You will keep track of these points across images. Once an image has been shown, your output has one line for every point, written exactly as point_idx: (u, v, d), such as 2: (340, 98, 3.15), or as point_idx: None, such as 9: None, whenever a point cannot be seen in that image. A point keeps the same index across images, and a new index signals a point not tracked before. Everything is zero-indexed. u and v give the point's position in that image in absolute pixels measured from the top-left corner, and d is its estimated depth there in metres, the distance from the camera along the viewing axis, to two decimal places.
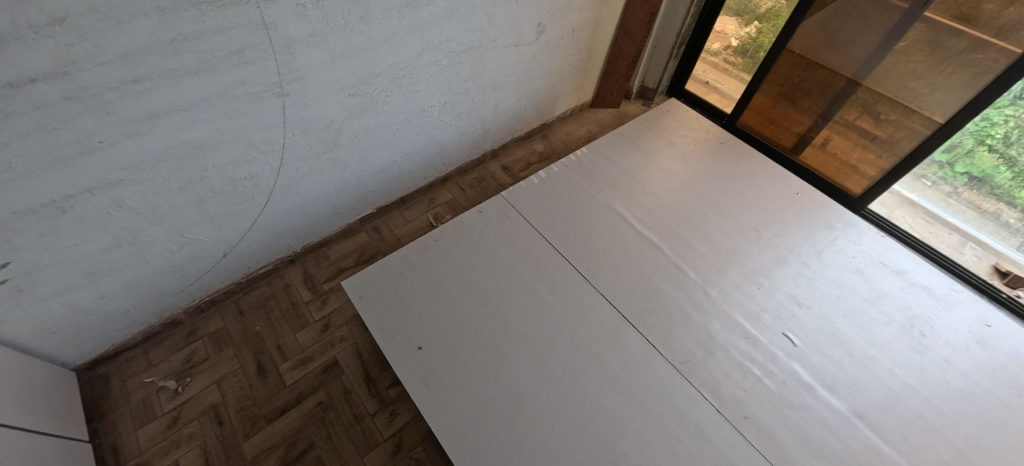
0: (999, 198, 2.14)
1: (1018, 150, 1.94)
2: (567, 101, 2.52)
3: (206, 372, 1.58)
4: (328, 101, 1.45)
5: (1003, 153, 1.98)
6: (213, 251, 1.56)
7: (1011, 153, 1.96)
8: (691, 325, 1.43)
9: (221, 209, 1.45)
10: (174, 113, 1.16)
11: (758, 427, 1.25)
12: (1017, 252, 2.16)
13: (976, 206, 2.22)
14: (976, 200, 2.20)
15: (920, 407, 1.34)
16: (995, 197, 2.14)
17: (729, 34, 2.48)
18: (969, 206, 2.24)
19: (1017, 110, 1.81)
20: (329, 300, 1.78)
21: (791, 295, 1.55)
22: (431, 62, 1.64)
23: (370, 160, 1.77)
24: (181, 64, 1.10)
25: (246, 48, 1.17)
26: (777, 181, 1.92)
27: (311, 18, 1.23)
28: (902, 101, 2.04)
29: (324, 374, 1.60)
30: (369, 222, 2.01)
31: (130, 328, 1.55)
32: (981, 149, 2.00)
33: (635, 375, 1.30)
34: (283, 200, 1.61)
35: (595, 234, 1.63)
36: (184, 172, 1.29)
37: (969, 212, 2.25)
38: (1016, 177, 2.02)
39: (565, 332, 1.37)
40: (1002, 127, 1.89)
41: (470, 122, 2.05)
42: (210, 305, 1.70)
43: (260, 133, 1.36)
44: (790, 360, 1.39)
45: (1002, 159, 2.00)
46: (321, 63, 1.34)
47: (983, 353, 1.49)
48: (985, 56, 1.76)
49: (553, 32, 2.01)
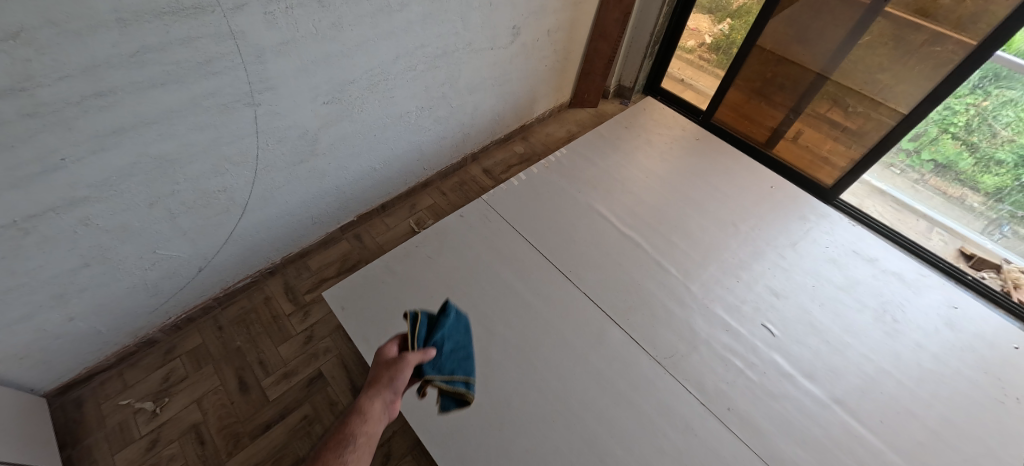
0: (964, 183, 2.23)
1: (979, 137, 2.05)
2: (546, 102, 2.53)
3: (185, 392, 1.54)
4: (303, 109, 1.43)
5: (965, 140, 2.09)
6: (188, 266, 1.52)
7: (972, 140, 2.08)
8: (674, 320, 1.45)
9: (195, 223, 1.42)
10: (141, 126, 1.13)
11: (741, 418, 1.27)
12: (980, 235, 2.27)
13: (942, 192, 2.31)
14: (942, 186, 2.29)
15: (894, 390, 1.38)
16: (960, 182, 2.23)
17: (703, 32, 2.52)
18: (935, 192, 2.33)
19: (976, 98, 1.92)
20: (312, 312, 1.75)
21: (768, 286, 1.58)
22: (407, 67, 1.63)
23: (349, 168, 1.75)
24: (146, 77, 1.07)
25: (215, 58, 1.14)
26: (752, 176, 1.96)
27: (280, 27, 1.21)
28: (868, 94, 2.10)
29: (308, 387, 1.58)
30: (350, 230, 1.99)
31: (102, 350, 1.50)
32: (946, 137, 2.10)
33: (621, 374, 1.32)
34: (259, 212, 1.58)
35: (577, 234, 1.64)
36: (153, 186, 1.25)
37: (936, 198, 2.34)
38: (978, 163, 2.13)
39: (551, 333, 1.37)
40: (963, 115, 2.00)
41: (449, 126, 2.04)
42: (187, 322, 1.66)
43: (233, 144, 1.33)
44: (770, 350, 1.42)
45: (964, 145, 2.11)
46: (294, 72, 1.32)
47: (951, 334, 1.55)
48: (944, 48, 1.83)
49: (529, 34, 2.02)
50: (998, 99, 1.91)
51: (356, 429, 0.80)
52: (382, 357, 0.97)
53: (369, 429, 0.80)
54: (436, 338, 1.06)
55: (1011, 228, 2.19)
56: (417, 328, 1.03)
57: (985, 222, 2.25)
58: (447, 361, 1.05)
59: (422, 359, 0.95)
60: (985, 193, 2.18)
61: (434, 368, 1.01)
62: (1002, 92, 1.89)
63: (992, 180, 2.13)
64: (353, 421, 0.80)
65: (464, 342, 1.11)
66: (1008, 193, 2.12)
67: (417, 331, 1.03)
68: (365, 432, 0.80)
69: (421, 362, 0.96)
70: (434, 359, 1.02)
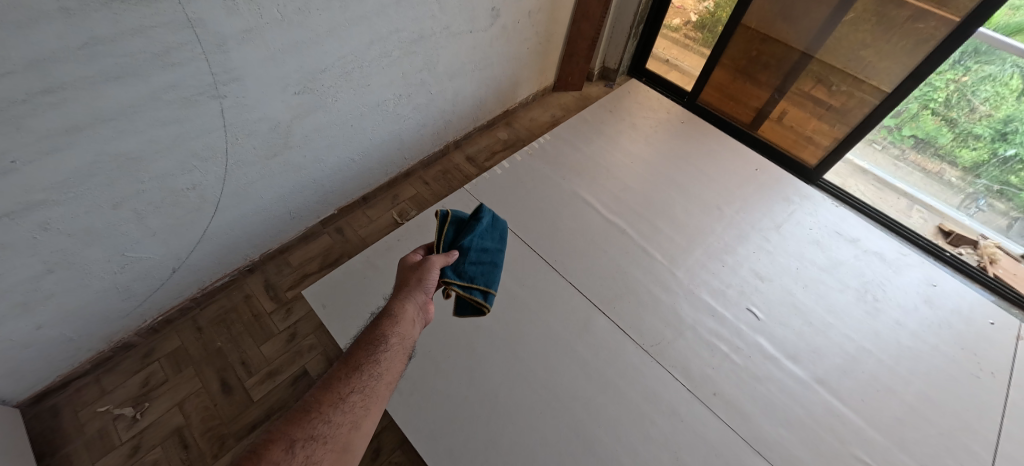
0: (943, 159, 2.25)
1: (958, 112, 2.06)
2: (529, 86, 2.47)
3: (166, 395, 1.50)
4: (273, 100, 1.37)
5: (945, 115, 2.10)
6: (162, 267, 1.46)
7: (951, 115, 2.09)
8: (660, 306, 1.45)
9: (164, 222, 1.36)
10: (97, 124, 1.07)
11: (727, 402, 1.28)
12: (955, 209, 2.32)
13: (922, 168, 2.33)
14: (922, 161, 2.31)
15: (875, 368, 1.40)
16: (939, 157, 2.25)
17: (688, 9, 2.46)
18: (915, 168, 2.34)
19: (957, 74, 1.93)
20: (294, 309, 1.71)
21: (753, 269, 1.58)
22: (381, 53, 1.56)
23: (325, 160, 1.69)
24: (99, 70, 1.00)
25: (173, 48, 1.08)
26: (737, 158, 1.95)
27: (242, 13, 1.14)
28: (852, 73, 2.09)
29: (293, 385, 1.55)
30: (330, 223, 1.94)
31: (76, 356, 1.45)
32: (925, 112, 2.11)
33: (608, 363, 1.31)
34: (233, 208, 1.52)
35: (562, 223, 1.62)
36: (116, 187, 1.19)
37: (916, 174, 2.36)
38: (957, 138, 2.15)
39: (537, 325, 1.36)
40: (943, 91, 2.01)
41: (429, 114, 1.98)
42: (165, 324, 1.61)
43: (200, 139, 1.27)
44: (755, 333, 1.42)
45: (945, 121, 2.12)
46: (260, 62, 1.26)
47: (928, 311, 1.57)
48: (926, 24, 1.82)
49: (509, 15, 1.95)
50: (977, 74, 1.92)
51: (390, 329, 0.90)
52: (407, 264, 1.05)
53: (401, 330, 0.90)
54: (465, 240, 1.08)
55: (987, 201, 2.25)
56: (445, 229, 1.09)
57: (962, 197, 2.30)
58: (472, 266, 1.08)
59: (445, 263, 1.04)
60: (963, 168, 2.22)
61: (456, 271, 1.05)
62: (980, 68, 1.90)
63: (970, 155, 2.16)
64: (389, 323, 0.91)
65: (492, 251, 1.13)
66: (985, 167, 2.16)
67: (444, 234, 1.08)
68: (399, 332, 0.90)
69: (444, 266, 1.04)
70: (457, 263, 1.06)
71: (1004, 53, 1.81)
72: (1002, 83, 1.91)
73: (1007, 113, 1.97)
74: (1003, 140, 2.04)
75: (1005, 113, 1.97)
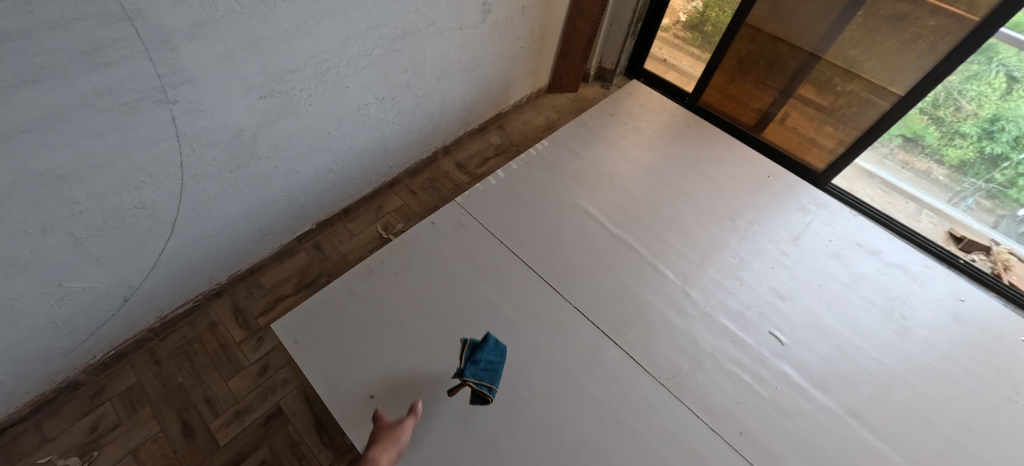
0: (931, 157, 2.19)
1: (944, 111, 1.95)
2: (522, 87, 2.32)
3: (119, 442, 1.32)
4: (234, 105, 1.19)
5: (932, 114, 1.97)
6: (110, 297, 1.28)
7: (937, 115, 1.97)
8: (674, 332, 1.31)
9: (108, 247, 1.18)
10: (13, 137, 0.89)
11: (754, 443, 1.14)
12: (951, 207, 2.27)
13: (909, 166, 2.26)
14: (910, 159, 2.24)
15: (909, 396, 1.27)
16: (927, 156, 2.19)
17: (677, 10, 2.35)
18: (902, 166, 2.27)
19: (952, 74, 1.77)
20: (266, 338, 1.53)
21: (772, 288, 1.45)
22: (360, 52, 1.39)
23: (299, 170, 1.52)
24: (9, 73, 0.82)
25: (105, 45, 0.90)
26: (747, 164, 1.82)
27: (191, 4, 0.97)
28: (859, 75, 1.98)
29: (265, 426, 1.38)
30: (308, 239, 1.76)
31: (9, 402, 1.26)
32: (913, 113, 1.97)
33: (620, 400, 1.17)
34: (193, 228, 1.34)
35: (562, 238, 1.47)
36: (45, 209, 1.01)
37: (903, 171, 2.30)
38: (943, 137, 2.08)
39: (539, 357, 1.21)
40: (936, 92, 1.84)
41: (415, 118, 1.82)
42: (117, 358, 1.42)
43: (146, 152, 1.10)
44: (779, 360, 1.29)
45: (931, 119, 2.00)
46: (216, 61, 1.09)
47: (958, 329, 1.45)
48: (940, 22, 1.70)
49: (500, 11, 1.80)
50: (966, 73, 1.78)
51: None
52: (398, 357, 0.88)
53: None
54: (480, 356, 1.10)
55: (975, 199, 2.22)
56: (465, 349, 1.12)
57: (950, 195, 2.26)
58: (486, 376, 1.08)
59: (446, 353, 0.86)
60: (951, 166, 2.18)
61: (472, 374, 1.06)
62: (970, 67, 1.76)
63: (954, 153, 2.12)
64: None
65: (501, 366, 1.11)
66: (971, 165, 2.13)
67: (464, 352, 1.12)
68: None
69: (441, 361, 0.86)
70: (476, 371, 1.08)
71: (994, 47, 1.69)
72: (987, 82, 1.82)
73: (991, 112, 1.92)
74: (988, 138, 2.00)
75: (989, 112, 1.92)
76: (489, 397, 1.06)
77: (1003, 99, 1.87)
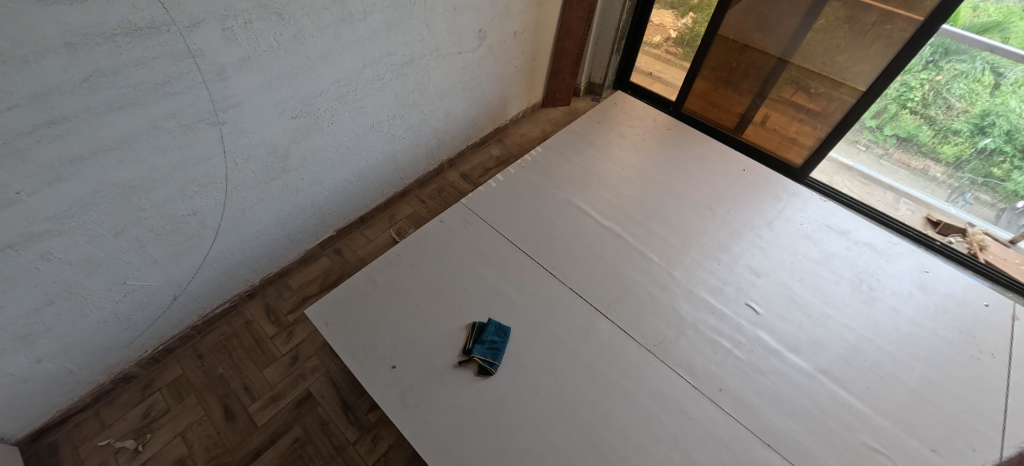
0: (926, 156, 2.28)
1: (936, 110, 2.11)
2: (518, 103, 2.54)
3: (169, 425, 1.47)
4: (270, 126, 1.40)
5: (923, 114, 2.14)
6: (162, 295, 1.47)
7: (931, 113, 2.12)
8: (660, 306, 1.47)
9: (165, 249, 1.37)
10: (100, 153, 1.09)
11: (732, 397, 1.28)
12: (944, 201, 2.34)
13: (907, 166, 2.36)
14: (907, 160, 2.34)
15: (877, 356, 1.40)
16: (923, 155, 2.29)
17: (668, 27, 2.56)
18: (900, 166, 2.37)
19: (931, 73, 1.99)
20: (295, 332, 1.71)
21: (748, 266, 1.60)
22: (374, 76, 1.61)
23: (322, 182, 1.72)
24: (101, 102, 1.04)
25: (174, 78, 1.12)
26: (724, 160, 2.00)
27: (240, 42, 1.18)
28: (842, 81, 2.13)
29: (298, 408, 1.53)
30: (329, 245, 1.95)
31: (76, 390, 1.43)
32: (904, 112, 2.16)
33: (612, 365, 1.31)
34: (232, 234, 1.53)
35: (557, 230, 1.64)
36: (118, 214, 1.21)
37: (901, 171, 2.39)
38: (936, 135, 2.18)
39: (538, 331, 1.37)
40: (919, 91, 2.06)
41: (423, 134, 2.03)
42: (165, 354, 1.59)
43: (199, 166, 1.30)
44: (755, 328, 1.43)
45: (923, 120, 2.16)
46: (258, 88, 1.30)
47: (925, 297, 1.58)
48: (894, 26, 1.88)
49: (495, 36, 2.03)
50: (950, 72, 1.97)
51: None
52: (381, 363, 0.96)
53: None
54: (485, 337, 1.32)
55: (973, 194, 2.27)
56: (473, 333, 1.33)
57: (949, 191, 2.32)
58: (491, 350, 1.30)
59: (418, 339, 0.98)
60: (947, 163, 2.25)
61: (480, 349, 1.29)
62: (953, 66, 1.95)
63: (952, 150, 2.19)
64: None
65: (501, 343, 1.31)
66: (967, 161, 2.18)
67: (474, 333, 1.33)
68: None
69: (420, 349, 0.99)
70: (482, 344, 1.30)
71: (973, 50, 1.87)
72: (974, 80, 1.95)
73: (983, 108, 2.01)
74: (981, 133, 2.07)
75: (981, 108, 2.01)
76: (493, 370, 1.26)
77: (993, 96, 1.96)
